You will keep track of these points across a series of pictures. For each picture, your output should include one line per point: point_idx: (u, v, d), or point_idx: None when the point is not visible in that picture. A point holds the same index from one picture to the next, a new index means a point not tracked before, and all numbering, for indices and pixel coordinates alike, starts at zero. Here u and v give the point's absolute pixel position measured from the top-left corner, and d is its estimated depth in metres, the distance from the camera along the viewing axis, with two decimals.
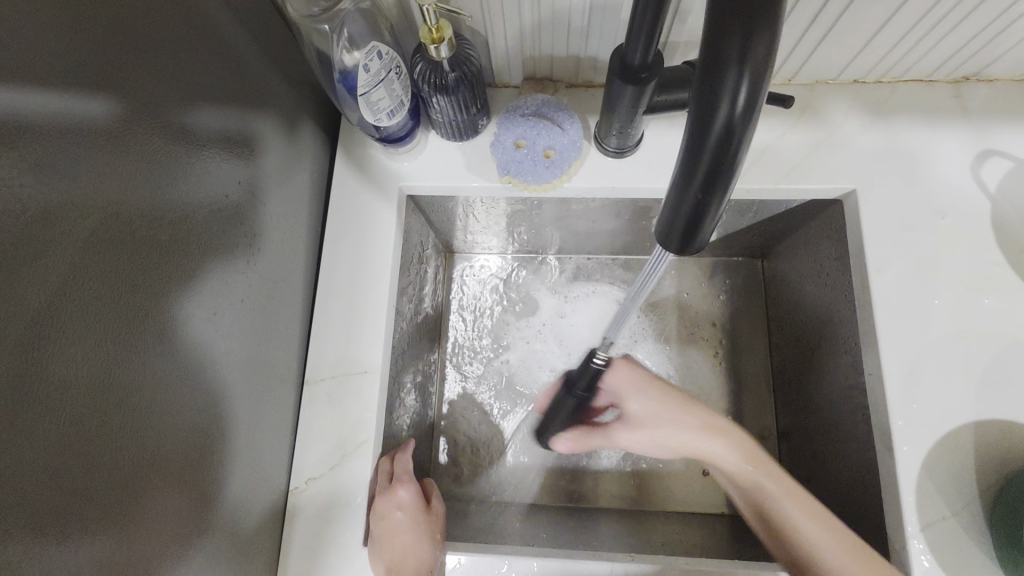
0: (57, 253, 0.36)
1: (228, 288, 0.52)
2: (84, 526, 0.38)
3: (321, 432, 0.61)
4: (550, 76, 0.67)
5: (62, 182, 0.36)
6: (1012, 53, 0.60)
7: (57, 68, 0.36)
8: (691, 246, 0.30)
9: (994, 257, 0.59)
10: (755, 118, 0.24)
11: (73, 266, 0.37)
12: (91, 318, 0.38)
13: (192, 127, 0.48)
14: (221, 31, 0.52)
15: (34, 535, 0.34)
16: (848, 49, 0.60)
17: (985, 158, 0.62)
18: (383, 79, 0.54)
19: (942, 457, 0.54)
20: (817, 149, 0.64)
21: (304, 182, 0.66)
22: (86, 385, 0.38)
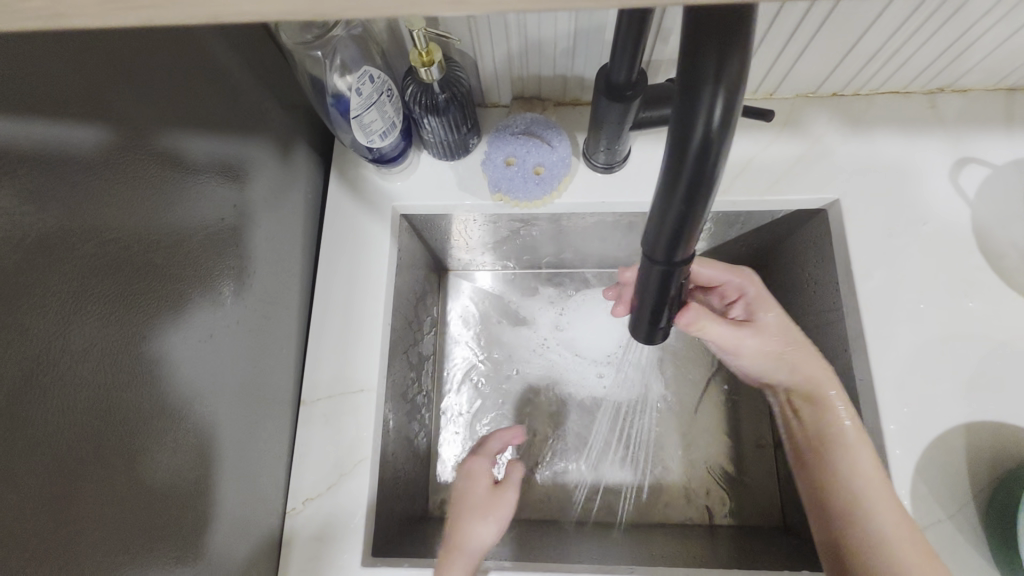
0: (57, 279, 0.36)
1: (223, 309, 0.53)
2: (81, 552, 0.38)
3: (319, 452, 0.61)
4: (539, 96, 0.69)
5: (59, 210, 0.37)
6: (983, 65, 0.62)
7: (60, 99, 0.37)
8: (677, 256, 0.31)
9: (977, 261, 0.60)
10: (730, 134, 0.25)
11: (71, 291, 0.37)
12: (89, 343, 0.38)
13: (186, 152, 0.48)
14: (215, 58, 0.53)
15: (32, 563, 0.34)
16: (826, 63, 0.62)
17: (962, 166, 0.64)
18: (376, 102, 0.55)
19: (935, 461, 0.55)
20: (800, 160, 0.66)
21: (299, 204, 0.67)
22: (84, 410, 0.38)
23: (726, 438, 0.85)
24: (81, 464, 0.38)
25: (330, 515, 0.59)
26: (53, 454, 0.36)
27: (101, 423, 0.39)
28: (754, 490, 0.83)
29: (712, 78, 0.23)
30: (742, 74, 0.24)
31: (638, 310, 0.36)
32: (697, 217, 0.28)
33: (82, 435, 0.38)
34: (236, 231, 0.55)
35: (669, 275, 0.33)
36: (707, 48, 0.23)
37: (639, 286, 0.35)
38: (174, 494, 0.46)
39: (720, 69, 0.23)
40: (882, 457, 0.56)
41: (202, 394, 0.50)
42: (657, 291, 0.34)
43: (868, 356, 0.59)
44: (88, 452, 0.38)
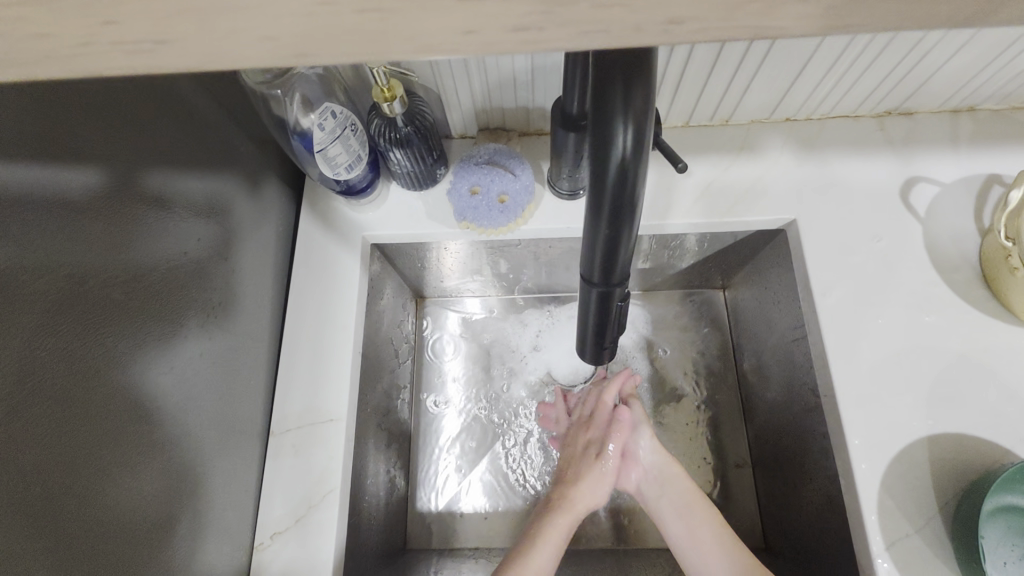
0: (17, 316, 0.37)
1: (191, 342, 0.54)
2: None
3: (289, 485, 0.60)
4: (503, 126, 0.71)
5: (20, 250, 0.37)
6: (924, 88, 0.65)
7: (28, 143, 0.38)
8: (614, 276, 0.33)
9: (931, 275, 0.62)
10: (644, 158, 0.26)
11: (31, 328, 0.38)
12: (47, 379, 0.39)
13: (154, 189, 0.50)
14: (184, 99, 0.55)
15: None
16: (775, 90, 0.65)
17: (913, 184, 0.66)
18: (339, 136, 0.57)
19: (899, 474, 0.55)
20: (757, 183, 0.68)
21: (270, 236, 0.68)
22: (45, 447, 0.38)
23: (706, 459, 0.85)
24: (43, 497, 0.38)
25: (300, 549, 0.58)
26: (14, 490, 0.36)
27: (60, 457, 0.39)
28: (735, 511, 0.82)
29: (621, 110, 0.25)
30: (648, 105, 0.25)
31: (585, 330, 0.38)
32: (626, 239, 0.30)
33: (43, 468, 0.38)
34: (203, 264, 0.56)
35: (608, 296, 0.34)
36: (614, 83, 0.24)
37: (583, 308, 0.36)
38: (139, 528, 0.46)
39: (627, 102, 0.25)
40: (849, 472, 0.56)
41: (167, 426, 0.50)
42: (599, 311, 0.35)
43: (831, 372, 0.60)
44: (49, 485, 0.38)
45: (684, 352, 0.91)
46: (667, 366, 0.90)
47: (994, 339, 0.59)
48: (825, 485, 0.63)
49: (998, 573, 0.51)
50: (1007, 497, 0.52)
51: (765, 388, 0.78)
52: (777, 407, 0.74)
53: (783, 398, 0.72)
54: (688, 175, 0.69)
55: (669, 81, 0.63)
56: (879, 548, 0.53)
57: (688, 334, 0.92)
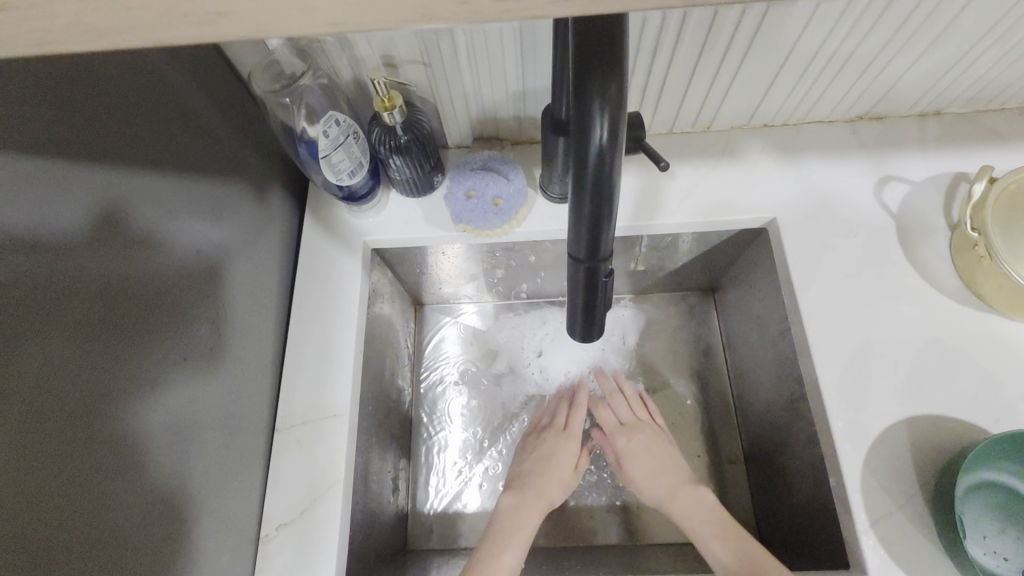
0: (40, 305, 0.40)
1: (201, 338, 0.56)
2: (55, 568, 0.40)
3: (293, 479, 0.62)
4: (497, 135, 0.75)
5: (44, 244, 0.40)
6: (891, 93, 0.70)
7: (49, 147, 0.42)
8: (599, 253, 0.36)
9: (905, 267, 0.66)
10: (619, 141, 0.29)
11: (53, 316, 0.41)
12: (67, 365, 0.41)
13: (165, 193, 0.53)
14: (196, 110, 0.58)
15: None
16: (751, 97, 0.69)
17: (885, 183, 0.70)
18: (342, 143, 0.60)
19: (880, 456, 0.57)
20: (739, 185, 0.72)
21: (275, 242, 0.71)
22: (63, 429, 0.41)
23: (702, 457, 0.87)
24: (58, 475, 0.40)
25: (303, 540, 0.59)
26: (30, 468, 0.38)
27: (75, 439, 0.41)
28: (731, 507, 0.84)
29: (598, 100, 0.28)
30: (623, 96, 0.29)
31: (574, 308, 0.41)
32: (607, 215, 0.33)
33: (58, 449, 0.40)
34: (212, 264, 0.59)
35: (594, 271, 0.37)
36: (593, 76, 0.27)
37: (571, 286, 0.39)
38: (146, 514, 0.48)
39: (604, 93, 0.28)
40: (833, 454, 0.59)
41: (177, 418, 0.52)
42: (586, 287, 0.38)
43: (813, 360, 0.62)
44: (64, 465, 0.41)
45: (677, 353, 0.93)
46: (660, 366, 0.93)
47: (965, 325, 0.62)
48: (813, 471, 0.65)
49: (976, 546, 0.54)
50: (981, 473, 0.54)
51: (755, 383, 0.80)
52: (767, 401, 0.76)
53: (771, 391, 0.75)
54: (673, 178, 0.73)
55: (651, 90, 0.67)
56: (864, 526, 0.55)
57: (680, 335, 0.95)
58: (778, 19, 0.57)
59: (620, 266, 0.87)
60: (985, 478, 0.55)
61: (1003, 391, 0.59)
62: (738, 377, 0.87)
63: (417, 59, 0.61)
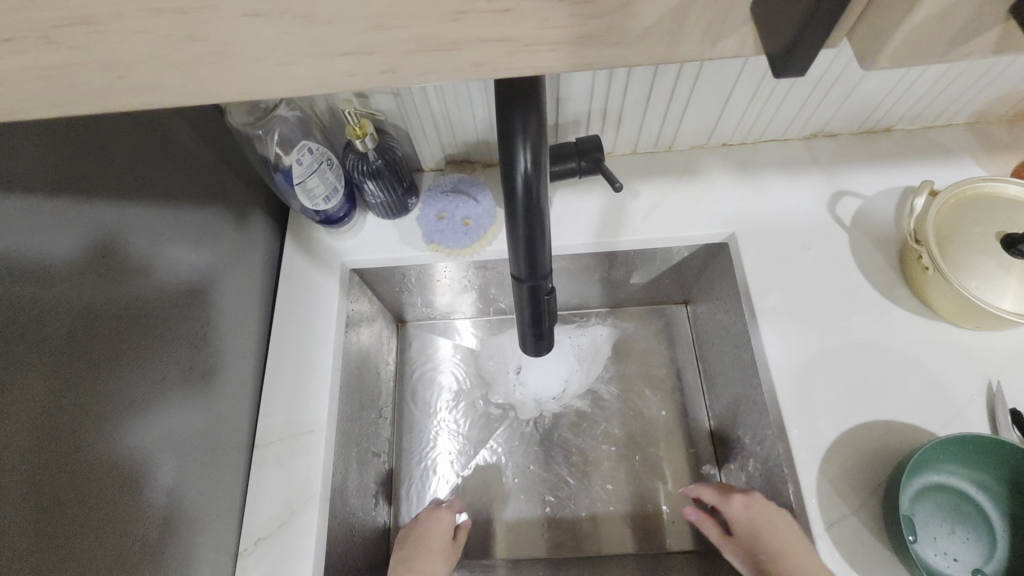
0: (34, 329, 0.43)
1: (185, 359, 0.59)
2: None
3: (273, 494, 0.64)
4: (469, 158, 0.79)
5: (37, 272, 0.44)
6: (840, 112, 0.74)
7: (43, 181, 0.45)
8: (539, 271, 0.39)
9: (857, 277, 0.69)
10: (543, 170, 0.33)
11: (46, 339, 0.44)
12: (58, 385, 0.44)
13: (151, 221, 0.56)
14: (180, 142, 0.62)
15: None
16: (707, 118, 0.73)
17: (838, 198, 0.74)
18: (316, 170, 0.63)
19: (834, 460, 0.60)
20: (699, 201, 0.75)
21: (256, 264, 0.74)
22: (54, 445, 0.43)
23: (678, 466, 0.89)
24: (48, 493, 0.43)
25: (282, 553, 0.61)
26: (23, 486, 0.41)
27: (63, 459, 0.44)
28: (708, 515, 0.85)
29: (521, 134, 0.32)
30: (542, 129, 0.32)
31: (523, 323, 0.43)
32: (541, 236, 0.36)
33: (48, 469, 0.43)
34: (197, 287, 0.62)
35: (536, 287, 0.40)
36: (514, 112, 0.31)
37: (518, 303, 0.42)
38: (131, 530, 0.50)
39: (525, 127, 0.31)
40: (790, 459, 0.61)
41: (161, 438, 0.54)
42: (531, 304, 0.41)
43: (770, 368, 0.65)
44: (55, 483, 0.43)
45: (653, 364, 0.96)
46: (636, 378, 0.95)
47: (915, 331, 0.65)
48: (777, 477, 0.67)
49: (926, 545, 0.55)
50: (929, 476, 0.57)
51: (725, 393, 0.83)
52: (736, 409, 0.79)
53: (739, 400, 0.77)
54: (637, 197, 0.76)
55: (611, 114, 0.71)
56: (820, 529, 0.57)
57: (655, 347, 0.97)
58: None
59: (594, 281, 0.90)
60: (930, 478, 0.57)
61: (951, 393, 0.61)
62: (711, 386, 0.89)
63: (386, 89, 0.65)
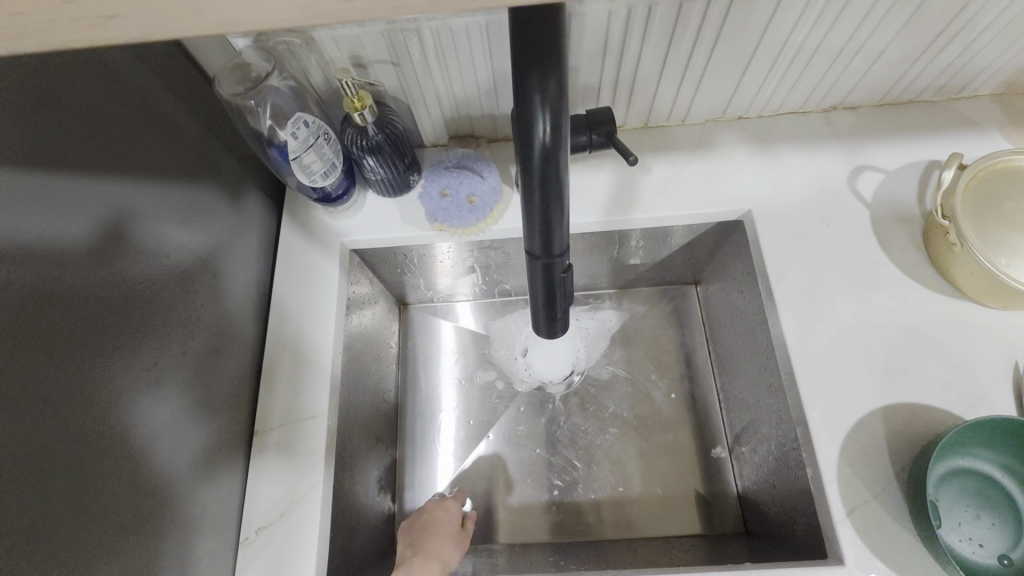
0: (20, 313, 0.40)
1: (179, 343, 0.56)
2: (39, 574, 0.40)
3: (274, 482, 0.62)
4: (472, 133, 0.75)
5: (22, 252, 0.41)
6: (862, 83, 0.70)
7: (24, 155, 0.42)
8: (554, 248, 0.36)
9: (879, 256, 0.66)
10: (562, 137, 0.30)
11: (32, 324, 0.41)
12: (46, 373, 0.42)
13: (139, 199, 0.53)
14: (167, 115, 0.58)
15: None
16: (723, 90, 0.69)
17: (860, 173, 0.70)
18: (313, 144, 0.60)
19: (853, 445, 0.57)
20: (714, 177, 0.72)
21: (252, 245, 0.71)
22: (43, 436, 0.41)
23: (688, 449, 0.87)
24: (38, 490, 0.40)
25: (284, 542, 0.60)
26: (13, 481, 0.39)
27: (52, 453, 0.42)
28: (719, 500, 0.84)
29: (538, 96, 0.28)
30: (561, 91, 0.29)
31: (535, 304, 0.41)
32: (558, 210, 0.34)
33: (38, 464, 0.41)
34: (190, 269, 0.59)
35: (551, 265, 0.37)
36: (531, 71, 0.28)
37: (531, 282, 0.39)
38: (127, 521, 0.48)
39: (542, 87, 0.28)
40: (809, 444, 0.59)
41: (157, 427, 0.52)
42: (545, 283, 0.38)
43: (788, 350, 0.63)
44: (44, 479, 0.41)
45: (662, 347, 0.94)
46: (645, 361, 0.93)
47: (939, 311, 0.63)
48: (792, 461, 0.65)
49: (950, 533, 0.54)
50: (954, 461, 0.55)
51: (738, 375, 0.80)
52: (749, 393, 0.76)
53: (753, 383, 0.75)
54: (649, 173, 0.73)
55: (623, 85, 0.68)
56: (840, 515, 0.55)
57: (663, 329, 0.95)
58: (742, 10, 0.57)
59: (602, 261, 0.87)
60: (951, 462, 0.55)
61: (977, 376, 0.59)
62: (722, 368, 0.87)
63: (386, 59, 0.61)
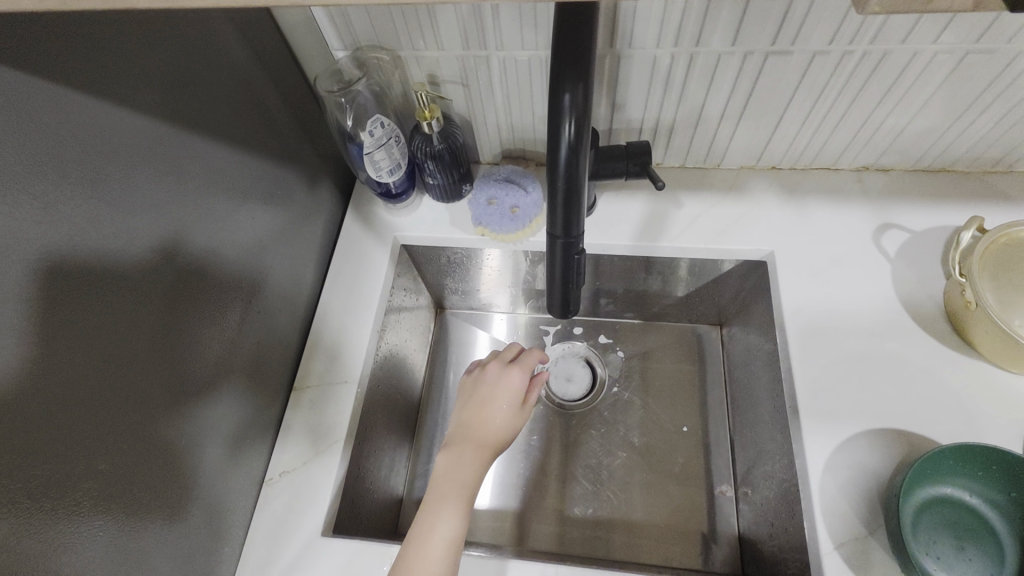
0: (142, 242, 0.49)
1: (248, 298, 0.65)
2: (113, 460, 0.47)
3: (303, 434, 0.69)
4: (524, 155, 0.84)
5: (153, 193, 0.51)
6: (893, 147, 0.74)
7: (170, 119, 0.52)
8: (572, 230, 0.42)
9: (895, 307, 0.68)
10: (584, 133, 0.37)
11: (149, 252, 0.50)
12: (150, 295, 0.51)
13: (240, 172, 0.63)
14: (274, 107, 0.69)
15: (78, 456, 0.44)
16: (757, 140, 0.75)
17: (885, 229, 0.74)
18: (384, 144, 0.70)
19: (849, 481, 0.59)
20: (741, 217, 0.77)
21: (319, 228, 0.81)
22: (138, 346, 0.49)
23: (693, 483, 0.88)
24: (116, 392, 0.47)
25: (303, 488, 0.66)
26: (89, 388, 0.45)
27: (121, 372, 0.48)
28: (719, 539, 0.84)
29: (568, 99, 0.36)
30: (588, 97, 0.36)
31: (552, 283, 0.47)
32: (577, 196, 0.40)
33: (109, 380, 0.47)
34: (267, 238, 0.69)
35: (569, 246, 0.43)
36: (565, 78, 0.35)
37: (550, 262, 0.45)
38: (182, 438, 0.55)
39: (573, 91, 0.35)
40: (805, 475, 0.60)
41: (218, 364, 0.60)
42: (562, 263, 0.44)
43: (794, 383, 0.65)
44: (130, 382, 0.49)
45: (680, 381, 0.96)
46: (661, 392, 0.95)
47: (951, 367, 0.64)
48: (789, 497, 0.66)
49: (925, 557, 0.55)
50: (938, 488, 0.57)
51: (750, 413, 0.82)
52: (759, 430, 0.78)
53: (762, 420, 0.77)
54: (680, 208, 0.79)
55: (664, 125, 0.75)
56: (828, 547, 0.56)
57: (684, 365, 0.98)
58: (776, 67, 0.64)
59: (630, 289, 0.92)
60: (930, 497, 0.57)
61: (985, 434, 0.60)
62: (736, 408, 0.89)
63: (457, 80, 0.71)
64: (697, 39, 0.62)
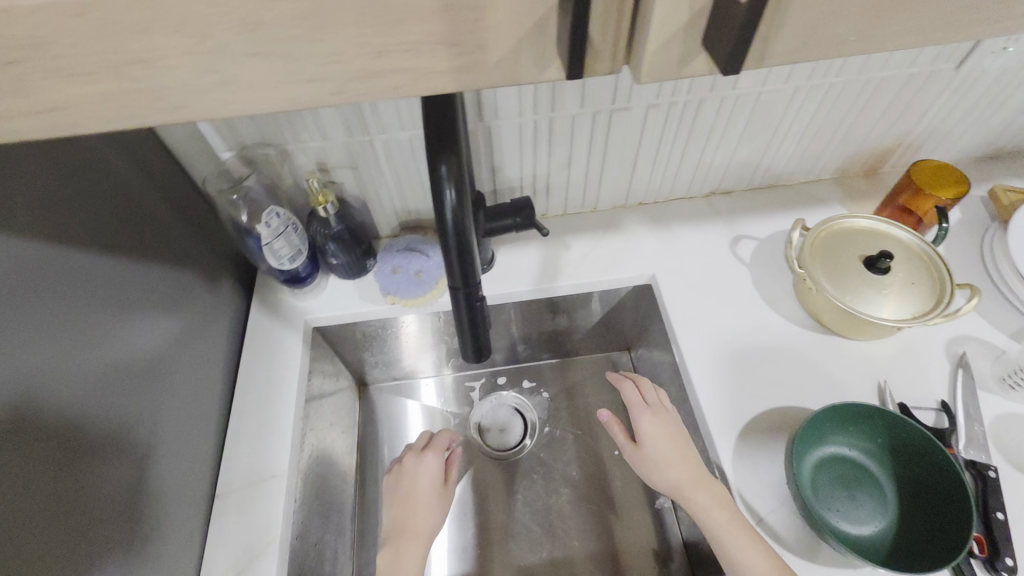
0: (19, 376, 0.46)
1: (151, 412, 0.61)
2: None
3: (233, 543, 0.65)
4: (421, 224, 0.89)
5: (27, 321, 0.48)
6: (729, 174, 0.89)
7: (43, 242, 0.51)
8: (471, 281, 0.47)
9: (760, 304, 0.80)
10: (464, 196, 0.42)
11: (29, 383, 0.47)
12: (34, 431, 0.47)
13: (127, 284, 0.61)
14: (161, 213, 0.69)
15: None
16: (621, 183, 0.87)
17: (738, 241, 0.87)
18: (282, 233, 0.72)
19: (755, 461, 0.66)
20: (622, 249, 0.87)
21: (223, 325, 0.79)
22: (23, 490, 0.45)
23: (634, 502, 0.92)
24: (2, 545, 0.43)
25: None
26: None
27: (5, 531, 0.43)
28: (668, 551, 0.88)
29: (444, 170, 0.41)
30: (461, 166, 0.42)
31: (463, 333, 0.50)
32: (469, 250, 0.45)
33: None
34: (167, 346, 0.66)
35: (470, 295, 0.47)
36: (439, 153, 0.41)
37: (457, 315, 0.49)
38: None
39: (447, 163, 0.41)
40: (720, 465, 0.67)
41: (122, 490, 0.56)
42: (468, 312, 0.48)
43: (695, 385, 0.73)
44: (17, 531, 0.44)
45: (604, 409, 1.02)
46: (590, 422, 1.01)
47: (813, 345, 0.75)
48: None
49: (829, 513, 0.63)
50: (831, 447, 0.66)
51: None
52: None
53: None
54: (569, 249, 0.87)
55: (541, 180, 0.84)
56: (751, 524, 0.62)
57: (605, 393, 1.04)
58: (622, 121, 0.75)
59: (542, 330, 0.98)
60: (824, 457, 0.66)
61: (849, 395, 0.70)
62: None
63: (346, 165, 0.76)
64: (553, 106, 0.72)
